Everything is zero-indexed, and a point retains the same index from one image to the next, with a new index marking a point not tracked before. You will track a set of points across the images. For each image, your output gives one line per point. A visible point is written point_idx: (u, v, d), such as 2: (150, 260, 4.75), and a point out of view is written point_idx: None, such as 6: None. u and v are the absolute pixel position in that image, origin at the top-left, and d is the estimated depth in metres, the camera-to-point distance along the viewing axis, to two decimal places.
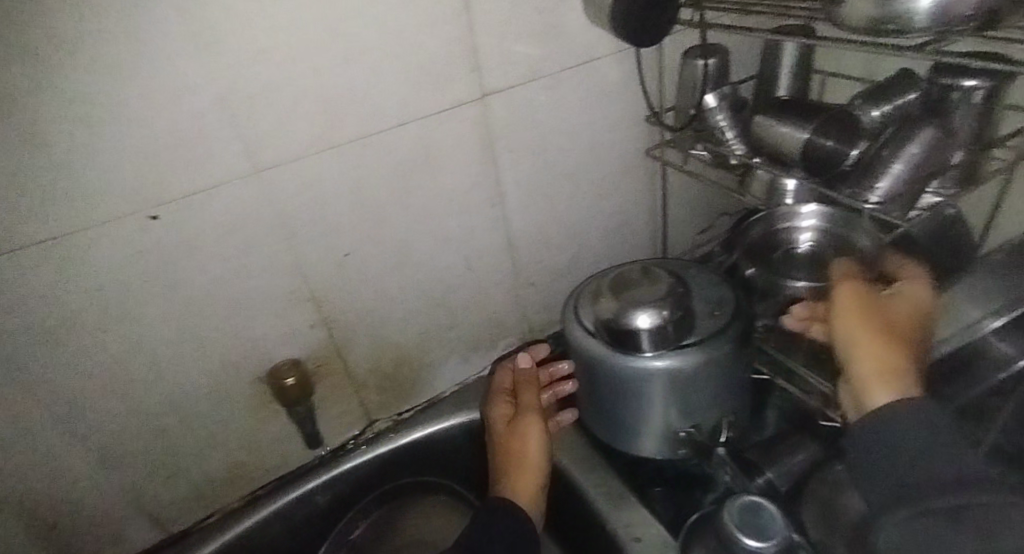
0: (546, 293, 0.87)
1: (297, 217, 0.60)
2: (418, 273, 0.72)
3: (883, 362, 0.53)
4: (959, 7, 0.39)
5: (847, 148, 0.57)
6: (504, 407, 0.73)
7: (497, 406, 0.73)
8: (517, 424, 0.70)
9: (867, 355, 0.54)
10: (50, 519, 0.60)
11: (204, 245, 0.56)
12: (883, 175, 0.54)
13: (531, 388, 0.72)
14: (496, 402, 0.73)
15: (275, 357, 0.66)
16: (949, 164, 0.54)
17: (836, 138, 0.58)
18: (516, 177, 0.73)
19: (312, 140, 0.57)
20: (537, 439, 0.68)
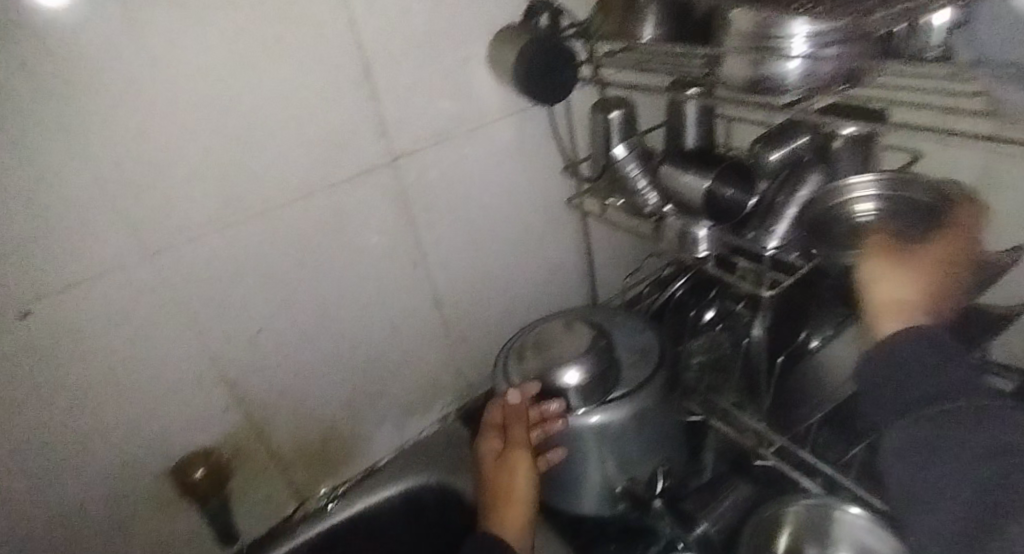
0: (480, 350, 0.85)
1: (195, 298, 0.57)
2: (338, 342, 0.69)
3: (903, 301, 0.44)
4: (822, 73, 0.42)
5: (746, 197, 0.62)
6: (494, 440, 0.63)
7: (486, 441, 0.63)
8: (506, 459, 0.61)
9: (881, 291, 0.45)
10: None
11: (92, 339, 0.52)
12: (780, 221, 0.58)
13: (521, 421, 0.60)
14: (485, 435, 0.64)
15: (184, 446, 0.62)
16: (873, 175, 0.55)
17: (735, 186, 0.62)
18: (437, 236, 0.72)
19: (209, 218, 0.55)
20: (525, 473, 0.60)
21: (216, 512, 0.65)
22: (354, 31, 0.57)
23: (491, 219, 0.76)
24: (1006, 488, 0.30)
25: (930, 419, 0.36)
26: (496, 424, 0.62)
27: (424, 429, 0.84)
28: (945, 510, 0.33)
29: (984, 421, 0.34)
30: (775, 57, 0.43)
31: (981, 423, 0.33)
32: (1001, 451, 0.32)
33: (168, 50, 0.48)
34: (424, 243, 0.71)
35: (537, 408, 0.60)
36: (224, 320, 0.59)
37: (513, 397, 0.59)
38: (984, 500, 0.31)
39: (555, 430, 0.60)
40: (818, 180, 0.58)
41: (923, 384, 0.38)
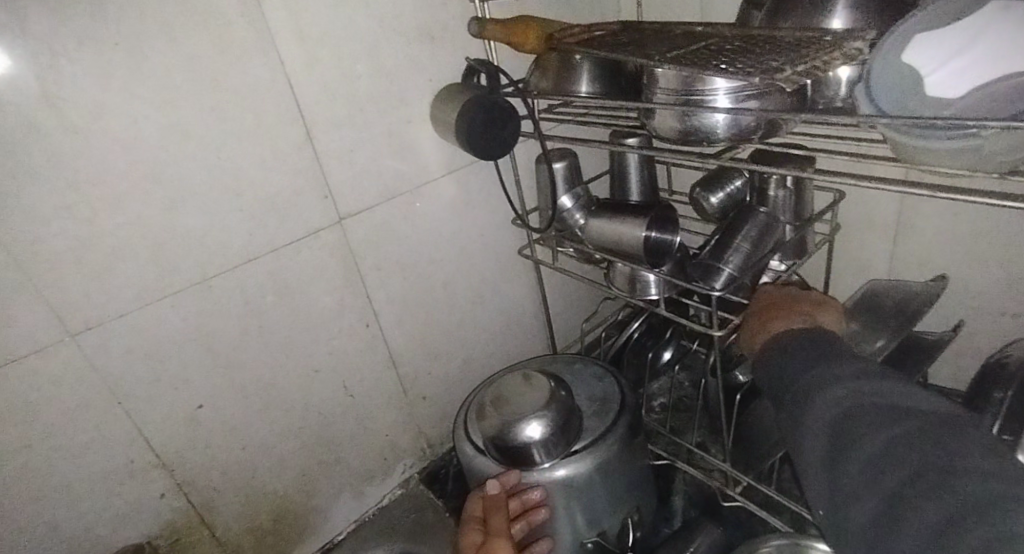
0: (441, 407, 0.83)
1: (126, 378, 0.54)
2: (289, 412, 0.66)
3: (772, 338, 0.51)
4: (742, 121, 0.46)
5: (673, 236, 0.64)
6: (475, 535, 0.54)
7: (465, 535, 0.55)
8: None
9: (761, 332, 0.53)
10: None
11: (9, 432, 0.49)
12: (720, 273, 0.60)
13: (502, 512, 0.54)
14: (464, 532, 0.55)
15: (117, 539, 0.58)
16: (782, 192, 0.60)
17: (662, 230, 0.64)
18: (388, 295, 0.71)
19: (140, 293, 0.53)
20: None
21: None
22: (292, 96, 0.57)
23: (443, 273, 0.76)
24: (848, 423, 0.38)
25: (800, 388, 0.43)
26: (478, 515, 0.56)
27: (385, 496, 0.80)
28: (815, 457, 0.39)
29: (831, 384, 0.41)
30: (698, 113, 0.47)
31: (824, 384, 0.41)
32: (846, 401, 0.39)
33: (95, 125, 0.47)
34: (376, 302, 0.70)
35: (517, 497, 0.57)
36: (162, 399, 0.56)
37: (493, 486, 0.56)
38: (838, 437, 0.38)
39: (538, 520, 0.57)
40: (756, 228, 0.60)
41: (793, 371, 0.45)
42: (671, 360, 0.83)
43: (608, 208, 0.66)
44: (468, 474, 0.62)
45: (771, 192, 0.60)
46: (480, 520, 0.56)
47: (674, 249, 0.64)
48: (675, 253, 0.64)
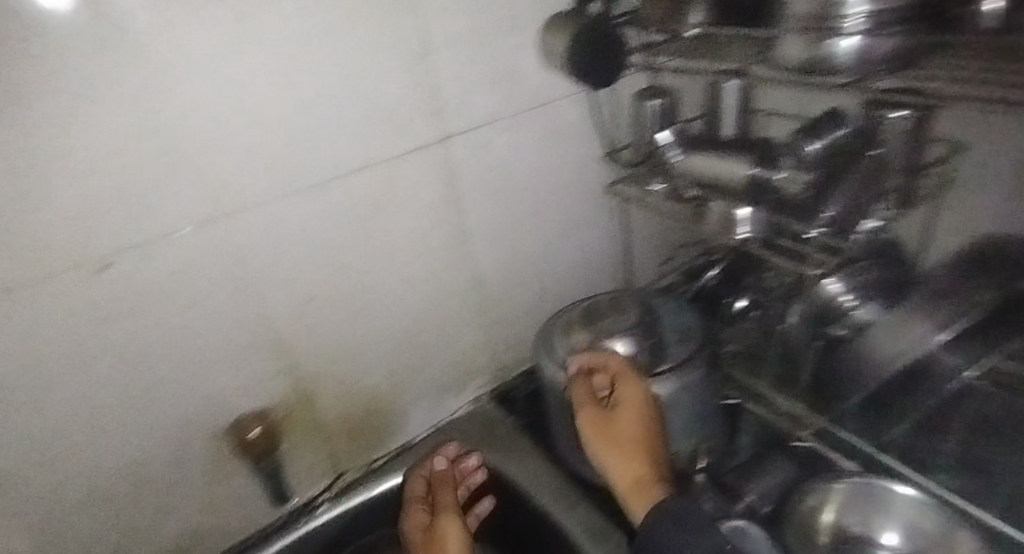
0: (515, 331, 0.87)
1: (255, 264, 0.59)
2: (386, 317, 0.72)
3: (641, 477, 0.52)
4: (875, 50, 0.46)
5: (772, 172, 0.60)
6: (421, 515, 0.70)
7: (413, 515, 0.71)
8: (433, 530, 0.67)
9: (627, 471, 0.53)
10: None
11: (156, 299, 0.55)
12: (821, 213, 0.60)
13: (445, 490, 0.71)
14: (411, 514, 0.71)
15: (237, 410, 0.64)
16: (901, 124, 0.56)
17: (759, 164, 0.61)
18: (484, 216, 0.74)
19: (270, 188, 0.57)
20: (456, 533, 0.65)
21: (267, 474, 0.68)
22: (414, 10, 0.59)
23: (534, 201, 0.78)
24: None
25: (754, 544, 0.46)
26: (420, 496, 0.73)
27: (458, 408, 0.88)
28: None
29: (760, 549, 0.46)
30: (830, 39, 0.46)
31: None
32: None
33: (246, 20, 0.51)
34: (472, 222, 0.74)
35: (457, 466, 0.77)
36: (282, 288, 0.62)
37: (438, 463, 0.75)
38: None
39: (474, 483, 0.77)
40: (864, 172, 0.60)
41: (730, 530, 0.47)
42: (746, 308, 0.77)
43: (711, 145, 0.67)
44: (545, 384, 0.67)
45: (895, 116, 0.55)
46: (422, 502, 0.72)
47: (773, 186, 0.61)
48: (772, 191, 0.61)
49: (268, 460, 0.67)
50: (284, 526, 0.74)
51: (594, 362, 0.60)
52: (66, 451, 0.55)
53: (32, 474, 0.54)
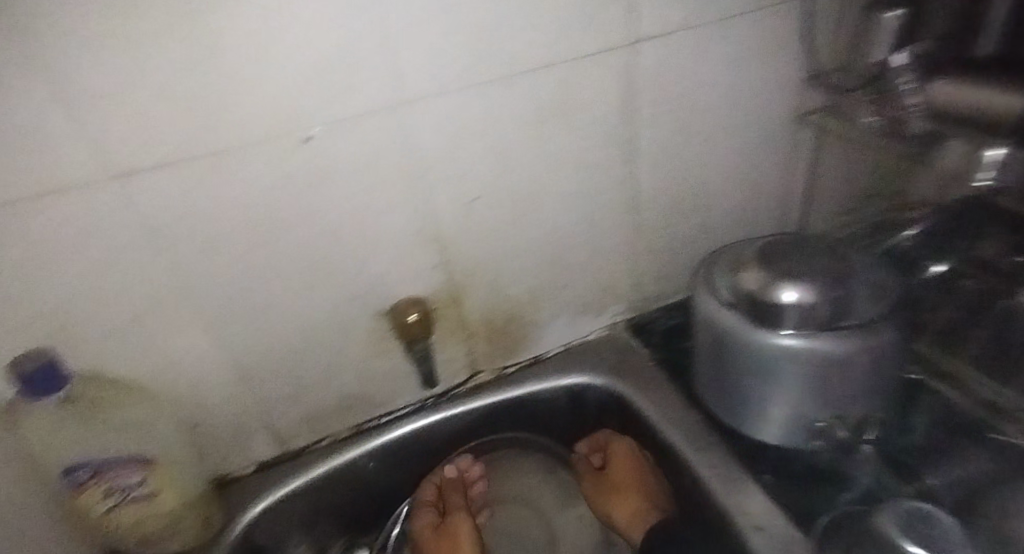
0: (667, 263, 0.84)
1: (431, 157, 0.61)
2: (542, 227, 0.71)
3: (641, 506, 0.73)
4: None
5: None
6: (429, 515, 0.79)
7: (423, 518, 0.79)
8: (445, 531, 0.76)
9: (623, 510, 0.74)
10: (193, 418, 0.71)
11: (339, 177, 0.59)
12: None
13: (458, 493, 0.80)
14: (421, 515, 0.79)
15: (397, 295, 0.70)
16: None
17: None
18: (656, 138, 0.69)
19: (453, 78, 0.57)
20: (467, 532, 0.75)
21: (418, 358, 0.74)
22: None
23: (713, 128, 0.72)
24: None
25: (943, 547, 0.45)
26: (431, 500, 0.81)
27: (592, 332, 0.88)
28: None
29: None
30: None
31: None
32: None
33: None
34: (645, 142, 0.69)
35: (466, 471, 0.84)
36: (449, 184, 0.63)
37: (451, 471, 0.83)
38: None
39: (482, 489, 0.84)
40: None
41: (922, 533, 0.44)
42: (946, 274, 0.66)
43: (956, 72, 0.59)
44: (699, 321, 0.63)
45: None
46: (431, 505, 0.80)
47: None
48: None
49: (420, 344, 0.73)
50: (431, 406, 0.84)
51: (596, 442, 0.82)
52: (259, 302, 0.65)
53: (235, 316, 0.65)
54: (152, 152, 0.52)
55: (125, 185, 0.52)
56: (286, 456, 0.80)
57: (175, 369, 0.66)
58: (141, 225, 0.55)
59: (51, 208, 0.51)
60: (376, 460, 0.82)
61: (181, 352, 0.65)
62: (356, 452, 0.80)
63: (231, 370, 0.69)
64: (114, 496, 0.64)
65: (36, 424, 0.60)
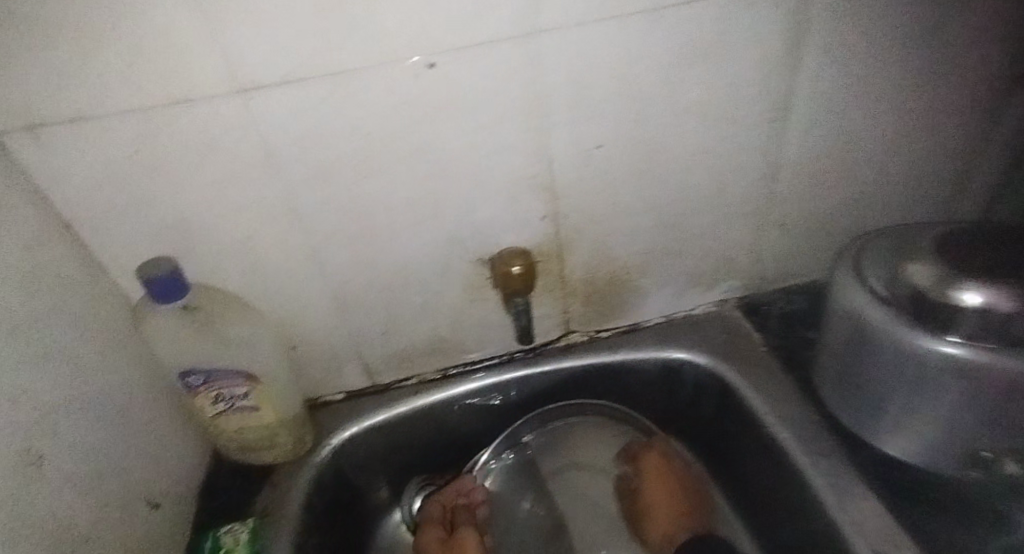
0: (795, 240, 0.76)
1: (558, 96, 0.57)
2: (664, 185, 0.66)
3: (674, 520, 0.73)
4: None
5: None
6: (435, 532, 0.73)
7: (427, 536, 0.73)
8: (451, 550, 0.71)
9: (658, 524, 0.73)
10: (292, 339, 0.73)
11: (459, 109, 0.56)
12: None
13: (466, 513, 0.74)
14: (425, 530, 0.73)
15: (500, 241, 0.68)
16: None
17: None
18: (815, 95, 0.61)
19: (596, 8, 0.51)
20: None
21: (515, 312, 0.72)
22: None
23: (886, 89, 0.62)
24: None
25: None
26: (436, 518, 0.75)
27: (698, 306, 0.81)
28: None
29: None
30: None
31: None
32: None
33: None
34: (799, 97, 0.61)
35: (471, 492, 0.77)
36: (574, 126, 0.59)
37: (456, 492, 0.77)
38: None
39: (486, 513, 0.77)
40: None
41: None
42: None
43: None
44: (834, 301, 0.58)
45: None
46: (437, 523, 0.74)
47: None
48: None
49: (520, 297, 0.71)
50: (521, 360, 0.82)
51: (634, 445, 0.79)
52: (364, 234, 0.64)
53: (339, 245, 0.65)
54: (279, 66, 0.51)
55: (248, 101, 0.52)
56: (371, 388, 0.81)
57: (278, 289, 0.68)
58: (260, 142, 0.55)
59: (183, 116, 0.52)
60: (458, 407, 0.81)
61: (285, 274, 0.67)
62: (442, 395, 0.80)
63: (330, 299, 0.70)
64: (222, 402, 0.67)
65: (161, 321, 0.65)
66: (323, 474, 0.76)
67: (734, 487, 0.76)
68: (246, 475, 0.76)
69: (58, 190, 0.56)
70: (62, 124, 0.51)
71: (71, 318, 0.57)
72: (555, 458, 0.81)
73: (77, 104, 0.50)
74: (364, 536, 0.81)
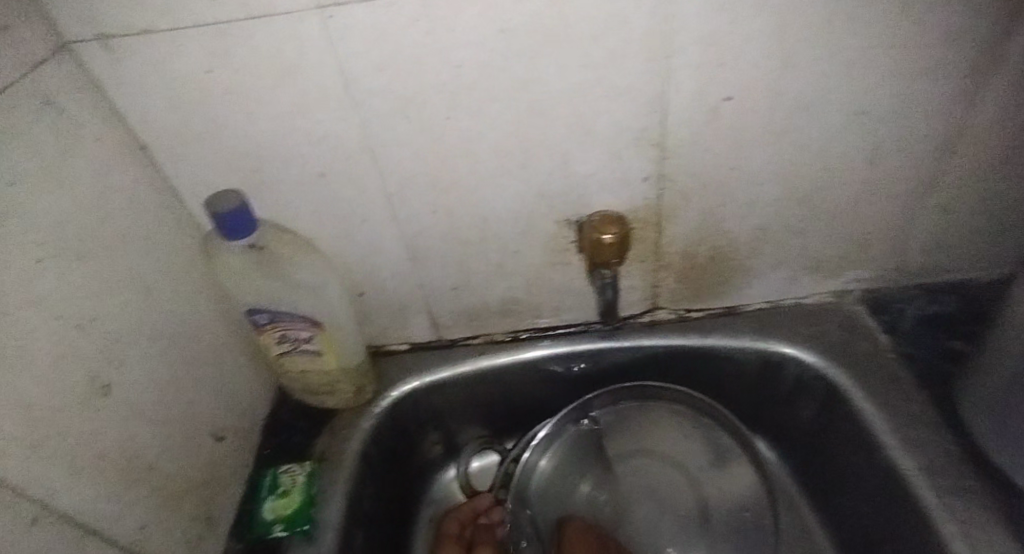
0: (947, 230, 0.63)
1: (690, 33, 0.47)
2: (800, 152, 0.56)
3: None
4: None
5: None
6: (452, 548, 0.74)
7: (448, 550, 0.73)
8: None
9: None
10: (361, 287, 0.69)
11: (568, 43, 0.48)
12: None
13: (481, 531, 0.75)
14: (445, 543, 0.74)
15: (593, 204, 0.60)
16: None
17: None
18: (1022, 48, 0.49)
19: None
20: None
21: (601, 283, 0.64)
22: None
23: None
24: None
25: None
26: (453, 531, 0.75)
27: (812, 295, 0.71)
28: None
29: None
30: None
31: None
32: None
33: None
34: (998, 50, 0.49)
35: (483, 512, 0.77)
36: (701, 71, 0.50)
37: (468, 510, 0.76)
38: None
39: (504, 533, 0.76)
40: None
41: None
42: None
43: None
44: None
45: None
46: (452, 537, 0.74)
47: None
48: None
49: (608, 269, 0.63)
50: (599, 332, 0.74)
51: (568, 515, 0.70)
52: (445, 181, 0.58)
53: (416, 191, 0.59)
54: None
55: (328, 20, 0.46)
56: (436, 343, 0.77)
57: (350, 234, 0.63)
58: (341, 69, 0.49)
59: (260, 34, 0.47)
60: (526, 373, 0.76)
61: (359, 220, 0.62)
62: (510, 359, 0.75)
63: (403, 248, 0.65)
64: (287, 343, 0.65)
65: (229, 255, 0.62)
66: (382, 426, 0.73)
67: (829, 503, 0.67)
68: (305, 417, 0.74)
69: (131, 107, 0.52)
70: (136, 36, 0.47)
71: (143, 243, 0.55)
72: (622, 444, 0.73)
73: (150, 13, 0.46)
74: (418, 492, 0.79)
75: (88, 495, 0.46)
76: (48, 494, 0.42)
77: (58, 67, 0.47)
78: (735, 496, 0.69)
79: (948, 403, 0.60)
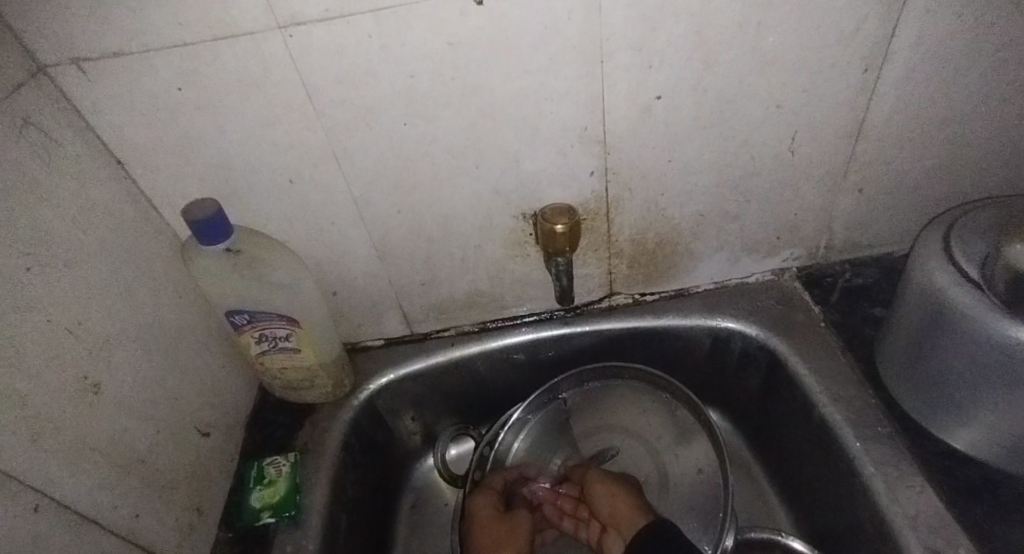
0: (867, 209, 0.70)
1: (618, 40, 0.53)
2: (727, 143, 0.62)
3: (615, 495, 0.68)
4: None
5: None
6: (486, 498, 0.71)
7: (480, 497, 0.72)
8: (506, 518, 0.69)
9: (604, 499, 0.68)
10: (334, 286, 0.73)
11: (510, 52, 0.53)
12: None
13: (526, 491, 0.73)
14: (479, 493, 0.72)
15: (545, 198, 0.65)
16: None
17: None
18: (912, 43, 0.55)
19: None
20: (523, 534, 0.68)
21: (557, 270, 0.69)
22: None
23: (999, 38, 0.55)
24: None
25: None
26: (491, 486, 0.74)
27: (753, 275, 0.77)
28: None
29: None
30: None
31: None
32: None
33: None
34: (892, 46, 0.55)
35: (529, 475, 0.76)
36: (632, 73, 0.55)
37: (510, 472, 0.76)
38: None
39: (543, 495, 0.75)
40: None
41: None
42: None
43: None
44: (916, 279, 0.56)
45: None
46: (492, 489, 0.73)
47: None
48: None
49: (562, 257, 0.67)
50: (561, 319, 0.80)
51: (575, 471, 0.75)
52: (407, 183, 0.63)
53: (380, 193, 0.63)
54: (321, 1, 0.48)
55: (288, 39, 0.51)
56: (408, 337, 0.82)
57: (320, 237, 0.68)
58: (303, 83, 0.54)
59: (226, 53, 0.51)
60: (495, 361, 0.81)
61: (328, 223, 0.66)
62: (479, 348, 0.80)
63: (371, 248, 0.69)
64: (266, 341, 0.69)
65: (205, 261, 0.66)
66: (360, 417, 0.77)
67: (776, 463, 0.73)
68: (286, 413, 0.78)
69: (106, 126, 0.56)
70: (109, 60, 0.51)
71: (123, 251, 0.59)
72: (586, 423, 0.78)
73: (122, 37, 0.49)
74: (398, 479, 0.83)
75: (83, 485, 0.50)
76: (45, 482, 0.46)
77: (36, 91, 0.50)
78: (691, 464, 0.72)
79: (873, 365, 0.66)
